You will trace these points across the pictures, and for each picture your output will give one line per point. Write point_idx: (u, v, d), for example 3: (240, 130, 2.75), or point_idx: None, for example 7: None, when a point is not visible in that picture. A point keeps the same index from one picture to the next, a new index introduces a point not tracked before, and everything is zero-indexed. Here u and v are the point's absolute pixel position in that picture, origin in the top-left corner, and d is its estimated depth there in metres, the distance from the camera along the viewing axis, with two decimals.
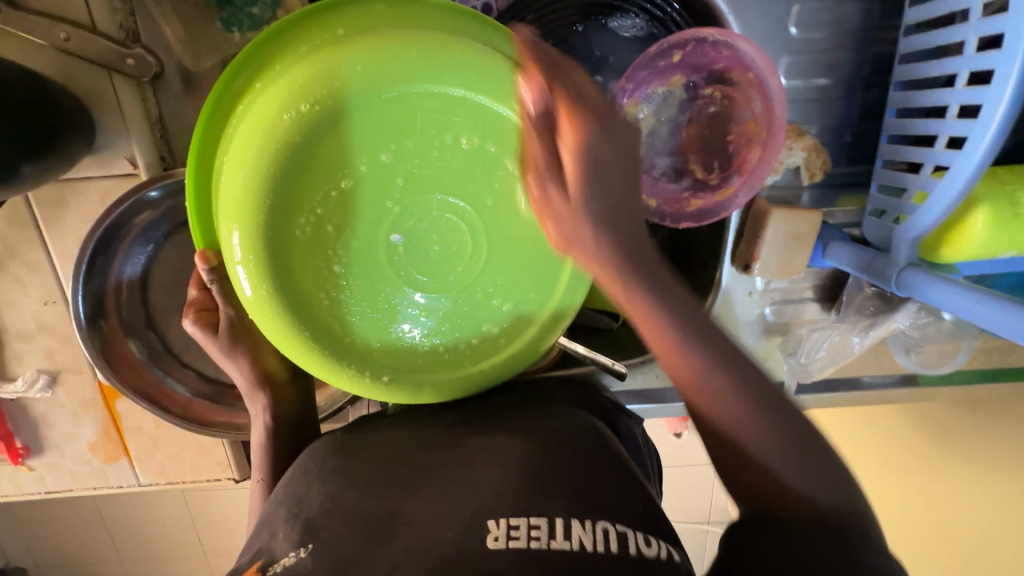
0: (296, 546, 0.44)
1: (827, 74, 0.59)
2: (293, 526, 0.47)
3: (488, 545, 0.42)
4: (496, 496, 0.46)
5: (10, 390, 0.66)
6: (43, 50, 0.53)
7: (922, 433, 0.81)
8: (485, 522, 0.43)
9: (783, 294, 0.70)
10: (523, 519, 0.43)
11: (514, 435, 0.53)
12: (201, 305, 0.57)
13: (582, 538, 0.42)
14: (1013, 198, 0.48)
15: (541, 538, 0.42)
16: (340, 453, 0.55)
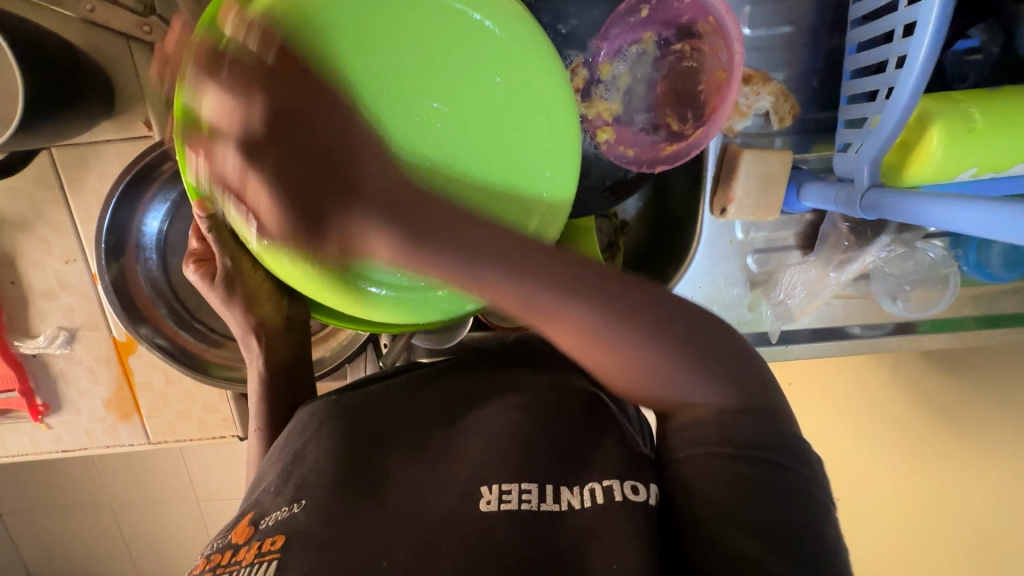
0: (290, 502, 0.48)
1: (790, 23, 0.63)
2: (287, 484, 0.51)
3: (481, 508, 0.44)
4: (482, 463, 0.48)
5: (32, 346, 0.71)
6: (74, 24, 0.60)
7: (914, 398, 0.91)
8: (478, 488, 0.45)
9: (765, 243, 0.71)
10: (515, 484, 0.45)
11: (510, 403, 0.55)
12: (200, 255, 0.61)
13: (570, 500, 0.44)
14: (965, 114, 0.50)
15: (530, 500, 0.44)
16: (339, 417, 0.57)
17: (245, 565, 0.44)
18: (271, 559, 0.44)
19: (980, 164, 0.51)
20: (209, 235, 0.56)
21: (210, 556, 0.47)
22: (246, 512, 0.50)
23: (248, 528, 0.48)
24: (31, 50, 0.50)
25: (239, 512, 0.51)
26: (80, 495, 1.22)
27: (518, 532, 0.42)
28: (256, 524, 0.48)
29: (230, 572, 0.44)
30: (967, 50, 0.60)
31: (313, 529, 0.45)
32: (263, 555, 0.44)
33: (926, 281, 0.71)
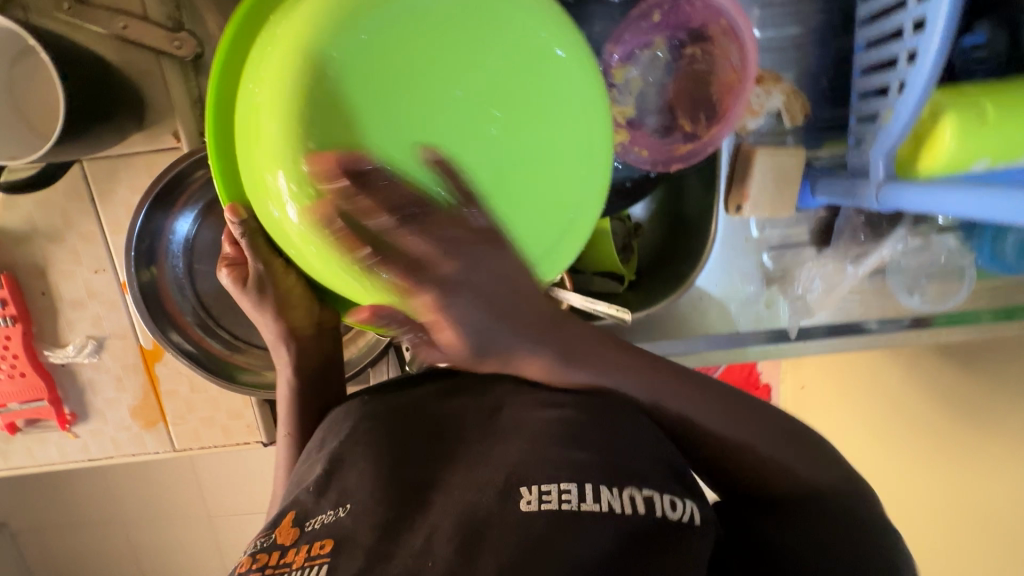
0: (335, 506, 0.48)
1: (798, 25, 0.65)
2: (327, 486, 0.49)
3: (522, 508, 0.43)
4: (524, 459, 0.46)
5: (62, 355, 0.72)
6: (108, 41, 0.62)
7: (925, 393, 0.91)
8: (518, 488, 0.44)
9: (780, 240, 0.73)
10: (555, 485, 0.44)
11: (544, 398, 0.52)
12: (232, 259, 0.58)
13: (610, 501, 0.43)
14: (976, 105, 0.52)
15: (571, 500, 0.43)
16: (378, 425, 0.55)
17: (295, 569, 0.43)
18: (320, 564, 0.43)
19: (993, 155, 0.52)
20: (242, 240, 0.52)
21: (252, 556, 0.46)
22: (287, 512, 0.49)
23: (291, 531, 0.47)
24: (71, 65, 0.53)
25: (278, 513, 0.50)
26: (97, 509, 1.22)
27: (560, 532, 0.41)
28: (301, 527, 0.47)
29: (280, 574, 0.43)
30: (974, 46, 0.61)
31: (359, 532, 0.45)
32: (313, 559, 0.43)
33: (941, 273, 0.72)
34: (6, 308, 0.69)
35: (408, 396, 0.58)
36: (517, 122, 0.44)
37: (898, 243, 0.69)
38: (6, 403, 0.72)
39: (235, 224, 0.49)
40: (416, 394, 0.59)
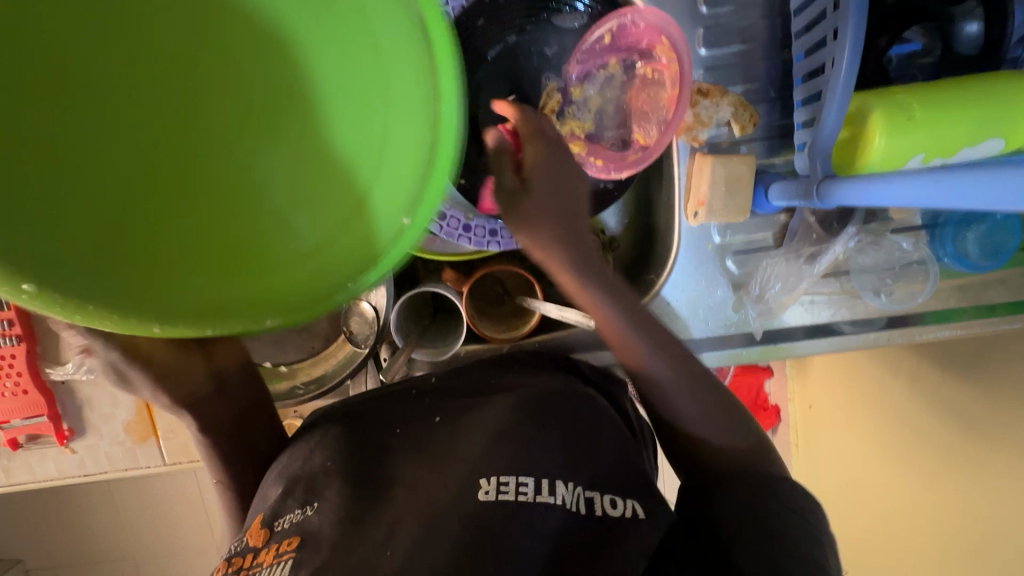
0: (303, 504, 0.50)
1: (742, 41, 0.69)
2: (297, 488, 0.52)
3: (480, 498, 0.47)
4: (483, 457, 0.51)
5: (61, 372, 0.76)
6: None
7: (956, 391, 0.95)
8: (478, 479, 0.48)
9: (743, 245, 0.74)
10: (512, 477, 0.49)
11: (499, 401, 0.58)
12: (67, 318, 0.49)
13: (565, 496, 0.48)
14: (904, 105, 0.54)
15: (527, 492, 0.48)
16: (349, 427, 0.59)
17: (264, 567, 0.45)
18: (288, 559, 0.45)
19: (925, 150, 0.55)
20: None
21: (229, 558, 0.49)
22: (258, 517, 0.52)
23: (262, 530, 0.50)
24: None
25: (251, 520, 0.53)
26: (100, 534, 1.25)
27: (514, 523, 0.46)
28: (270, 527, 0.50)
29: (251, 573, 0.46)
30: (913, 52, 0.65)
31: (324, 527, 0.47)
32: (280, 555, 0.46)
33: (902, 271, 0.74)
34: (12, 328, 0.74)
35: (376, 401, 0.62)
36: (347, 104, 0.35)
37: (851, 241, 0.70)
38: (10, 419, 0.76)
39: None
40: (383, 397, 0.63)
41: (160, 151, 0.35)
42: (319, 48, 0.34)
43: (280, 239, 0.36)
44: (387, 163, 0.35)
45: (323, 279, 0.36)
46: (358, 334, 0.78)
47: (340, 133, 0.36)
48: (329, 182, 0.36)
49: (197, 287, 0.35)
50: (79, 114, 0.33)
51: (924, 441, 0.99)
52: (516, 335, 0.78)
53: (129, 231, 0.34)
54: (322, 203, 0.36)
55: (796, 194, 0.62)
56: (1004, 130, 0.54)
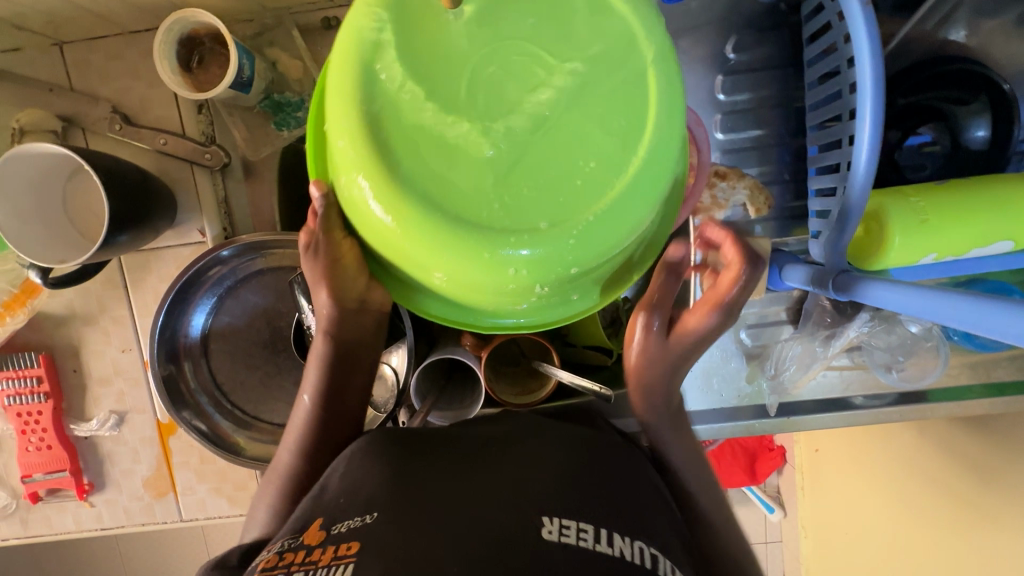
0: (362, 513, 0.52)
1: (758, 127, 0.72)
2: (356, 501, 0.54)
3: (543, 535, 0.49)
4: (537, 498, 0.53)
5: (86, 428, 0.78)
6: (148, 153, 0.72)
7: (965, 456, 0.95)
8: (541, 517, 0.51)
9: (758, 318, 0.77)
10: (573, 522, 0.51)
11: (557, 442, 0.62)
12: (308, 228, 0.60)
13: (622, 548, 0.50)
14: (917, 209, 0.56)
15: (587, 539, 0.49)
16: (404, 443, 0.61)
17: (321, 566, 0.47)
18: (346, 563, 0.47)
19: (936, 251, 0.57)
20: (319, 219, 0.56)
21: (281, 552, 0.50)
22: (316, 520, 0.54)
23: (319, 531, 0.51)
24: (119, 182, 0.62)
25: (308, 520, 0.54)
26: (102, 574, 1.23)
27: (575, 562, 0.47)
28: (327, 530, 0.51)
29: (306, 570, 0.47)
30: (923, 144, 0.66)
31: (385, 534, 0.49)
32: (339, 558, 0.47)
33: (915, 351, 0.74)
34: (40, 386, 0.75)
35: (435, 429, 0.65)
36: (602, 152, 0.49)
37: (863, 325, 0.70)
38: (31, 474, 0.77)
39: (318, 199, 0.54)
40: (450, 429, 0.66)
41: (483, 130, 0.48)
42: (620, 112, 0.49)
43: (507, 212, 0.48)
44: (600, 214, 0.48)
45: (505, 253, 0.48)
46: (379, 397, 0.81)
47: (597, 169, 0.49)
48: (562, 193, 0.48)
49: (425, 201, 0.48)
50: (460, 91, 0.49)
51: (935, 504, 1.00)
52: (533, 400, 0.79)
53: (422, 154, 0.48)
54: (551, 205, 0.48)
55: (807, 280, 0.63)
56: (1012, 231, 0.56)
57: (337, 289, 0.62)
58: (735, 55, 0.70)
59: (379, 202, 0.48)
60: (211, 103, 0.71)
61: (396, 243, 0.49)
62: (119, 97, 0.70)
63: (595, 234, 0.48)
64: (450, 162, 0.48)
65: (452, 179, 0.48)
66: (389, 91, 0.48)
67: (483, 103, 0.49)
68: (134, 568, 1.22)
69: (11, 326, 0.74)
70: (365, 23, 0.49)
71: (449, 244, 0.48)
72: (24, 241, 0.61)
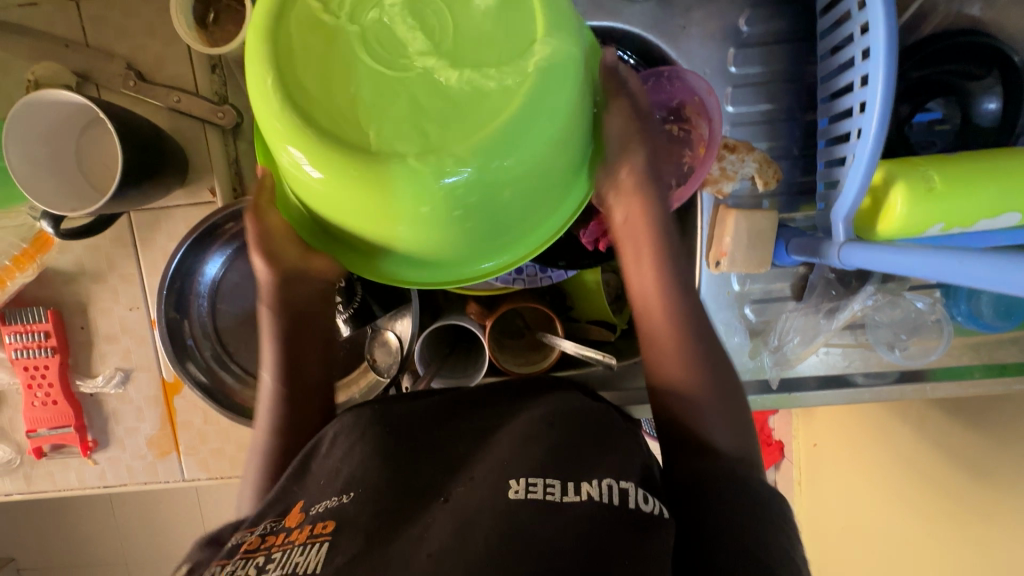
0: (340, 493, 0.54)
1: (769, 101, 0.72)
2: (336, 481, 0.56)
3: (510, 496, 0.49)
4: (511, 462, 0.53)
5: (92, 384, 0.78)
6: (162, 111, 0.72)
7: (962, 443, 0.96)
8: (507, 480, 0.50)
9: (762, 294, 0.76)
10: (540, 478, 0.50)
11: (532, 408, 0.62)
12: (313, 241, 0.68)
13: (591, 491, 0.49)
14: (925, 175, 0.56)
15: (554, 492, 0.49)
16: (382, 421, 0.63)
17: (297, 544, 0.49)
18: (322, 541, 0.49)
19: (944, 220, 0.57)
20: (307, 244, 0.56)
21: (261, 535, 0.52)
22: (298, 503, 0.56)
23: (299, 514, 0.54)
24: (132, 134, 0.62)
25: (291, 502, 0.57)
26: (100, 541, 1.24)
27: (539, 522, 0.47)
28: (307, 511, 0.54)
29: (282, 549, 0.49)
30: (933, 121, 0.67)
31: (360, 517, 0.51)
32: (316, 536, 0.49)
33: (918, 329, 0.74)
34: (48, 341, 0.76)
35: (408, 403, 0.66)
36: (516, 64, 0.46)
37: (869, 300, 0.72)
38: (36, 429, 0.78)
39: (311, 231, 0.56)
40: (427, 399, 0.67)
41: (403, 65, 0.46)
42: (529, 19, 0.47)
43: (445, 139, 0.45)
44: (533, 112, 0.45)
45: (449, 180, 0.45)
46: (382, 363, 0.81)
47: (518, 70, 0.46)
48: (490, 106, 0.45)
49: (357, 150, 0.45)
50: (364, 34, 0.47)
51: (931, 493, 1.00)
52: (538, 368, 0.80)
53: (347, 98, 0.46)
54: (483, 115, 0.45)
55: (806, 252, 0.66)
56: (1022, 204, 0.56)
57: (272, 259, 0.62)
58: (748, 28, 0.70)
59: (319, 165, 0.46)
60: (225, 63, 0.72)
61: (354, 205, 0.47)
62: (134, 54, 0.71)
63: (535, 144, 0.46)
64: (375, 106, 0.46)
65: (379, 120, 0.46)
66: (298, 46, 0.46)
67: (392, 38, 0.47)
68: (133, 535, 1.23)
69: (22, 281, 0.75)
70: (262, 3, 0.48)
71: (396, 194, 0.45)
72: (38, 190, 0.61)
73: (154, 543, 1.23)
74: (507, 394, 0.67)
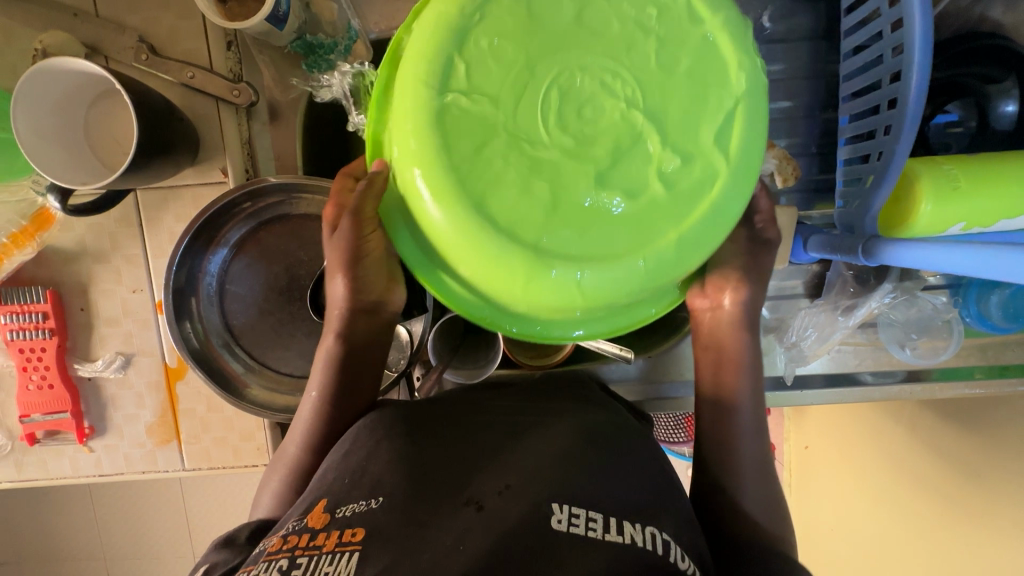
0: (368, 496, 0.54)
1: (789, 98, 0.72)
2: (363, 483, 0.56)
3: (553, 525, 0.50)
4: (551, 480, 0.54)
5: (90, 368, 0.76)
6: (174, 86, 0.70)
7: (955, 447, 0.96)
8: (551, 505, 0.52)
9: (776, 291, 0.78)
10: (583, 512, 0.52)
11: (561, 423, 0.63)
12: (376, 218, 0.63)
13: (633, 535, 0.51)
14: (950, 176, 0.57)
15: (596, 529, 0.50)
16: (411, 423, 0.63)
17: (325, 551, 0.48)
18: (351, 550, 0.48)
19: (965, 219, 0.58)
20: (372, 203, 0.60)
21: (286, 536, 0.51)
22: (320, 502, 0.55)
23: (323, 514, 0.53)
24: (145, 108, 0.60)
25: (310, 503, 0.56)
26: (81, 534, 1.20)
27: (583, 552, 0.48)
28: (332, 512, 0.53)
29: (309, 555, 0.48)
30: (949, 123, 0.68)
31: (391, 526, 0.50)
32: (344, 544, 0.49)
33: (930, 329, 0.75)
34: (45, 322, 0.73)
35: (436, 406, 0.67)
36: (672, 179, 0.46)
37: (887, 297, 0.71)
38: (30, 414, 0.75)
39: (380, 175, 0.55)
40: (453, 401, 0.68)
41: (557, 138, 0.45)
42: (708, 142, 0.46)
43: (568, 224, 0.45)
44: (653, 250, 0.45)
45: (571, 272, 0.45)
46: (390, 356, 0.78)
47: (663, 206, 0.46)
48: (632, 205, 0.46)
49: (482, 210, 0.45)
50: (537, 99, 0.46)
51: (922, 496, 1.00)
52: (549, 362, 0.80)
53: (499, 168, 0.45)
54: (628, 207, 0.46)
55: (824, 248, 0.66)
56: None
57: (359, 284, 0.64)
58: (771, 24, 0.70)
59: (444, 209, 0.45)
60: (241, 39, 0.70)
61: (457, 253, 0.46)
62: (146, 27, 0.68)
63: (662, 270, 0.46)
64: (520, 168, 0.46)
65: (510, 190, 0.45)
66: (446, 109, 0.46)
67: (565, 108, 0.45)
68: (118, 528, 1.19)
69: (20, 258, 0.72)
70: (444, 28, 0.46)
71: (508, 263, 0.45)
72: (47, 162, 0.59)
73: (140, 538, 1.19)
74: (534, 402, 0.69)
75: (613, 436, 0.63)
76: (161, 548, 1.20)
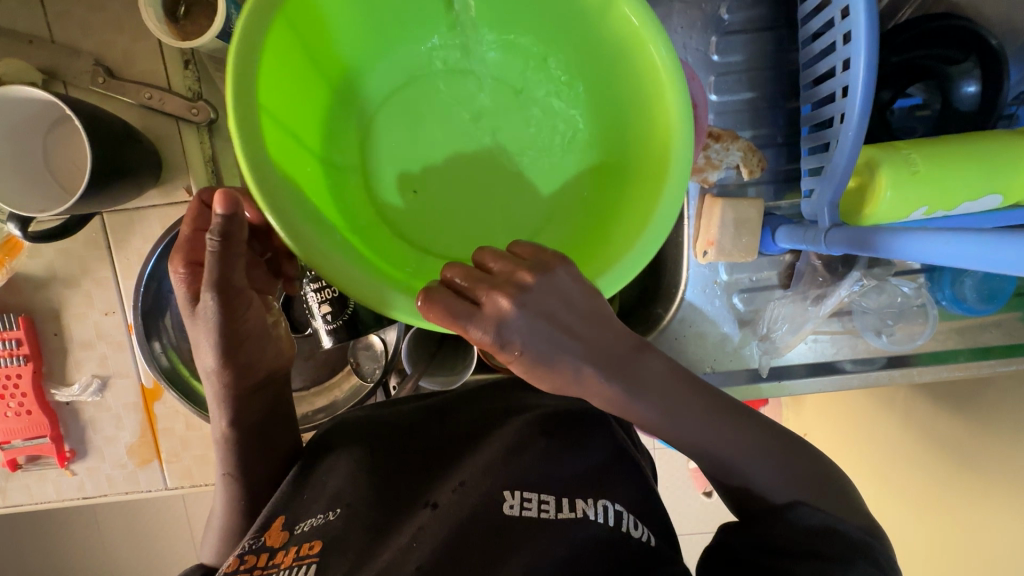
0: (326, 509, 0.55)
1: (752, 90, 0.72)
2: (322, 498, 0.56)
3: (505, 511, 0.51)
4: (504, 470, 0.55)
5: (68, 392, 0.76)
6: (134, 108, 0.70)
7: None
8: (501, 492, 0.52)
9: (750, 283, 0.76)
10: (535, 494, 0.53)
11: (514, 419, 0.63)
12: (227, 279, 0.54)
13: (586, 510, 0.52)
14: (908, 159, 0.57)
15: (549, 509, 0.51)
16: (364, 433, 0.63)
17: (283, 568, 0.49)
18: (310, 563, 0.49)
19: (929, 203, 0.58)
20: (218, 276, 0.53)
21: (243, 555, 0.52)
22: (279, 517, 0.56)
23: (283, 533, 0.54)
24: (101, 131, 0.60)
25: (267, 516, 0.56)
26: (76, 553, 1.21)
27: (537, 536, 0.49)
28: (291, 530, 0.54)
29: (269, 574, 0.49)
30: (914, 106, 0.70)
31: (349, 537, 0.51)
32: (301, 558, 0.50)
33: (905, 315, 0.75)
34: (20, 348, 0.73)
35: (390, 414, 0.66)
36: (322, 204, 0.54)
37: (856, 284, 0.72)
38: (10, 440, 0.75)
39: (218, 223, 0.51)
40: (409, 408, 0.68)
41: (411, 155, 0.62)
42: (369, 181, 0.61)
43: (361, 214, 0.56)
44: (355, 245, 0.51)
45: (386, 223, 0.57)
46: (365, 367, 0.77)
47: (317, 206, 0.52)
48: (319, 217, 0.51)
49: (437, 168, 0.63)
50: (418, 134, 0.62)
51: None
52: None
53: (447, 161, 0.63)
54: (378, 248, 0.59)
55: (791, 240, 0.66)
56: (1004, 187, 0.57)
57: (242, 368, 0.59)
58: (729, 16, 0.70)
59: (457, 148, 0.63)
60: (198, 57, 0.70)
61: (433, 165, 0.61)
62: (102, 50, 0.68)
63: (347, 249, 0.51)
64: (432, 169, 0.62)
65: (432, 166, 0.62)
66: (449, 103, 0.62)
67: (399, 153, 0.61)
68: (115, 547, 1.20)
69: None
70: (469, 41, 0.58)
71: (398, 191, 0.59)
72: (4, 188, 0.59)
73: (137, 555, 1.20)
74: (488, 402, 0.69)
75: (568, 417, 0.62)
76: (159, 564, 1.21)
